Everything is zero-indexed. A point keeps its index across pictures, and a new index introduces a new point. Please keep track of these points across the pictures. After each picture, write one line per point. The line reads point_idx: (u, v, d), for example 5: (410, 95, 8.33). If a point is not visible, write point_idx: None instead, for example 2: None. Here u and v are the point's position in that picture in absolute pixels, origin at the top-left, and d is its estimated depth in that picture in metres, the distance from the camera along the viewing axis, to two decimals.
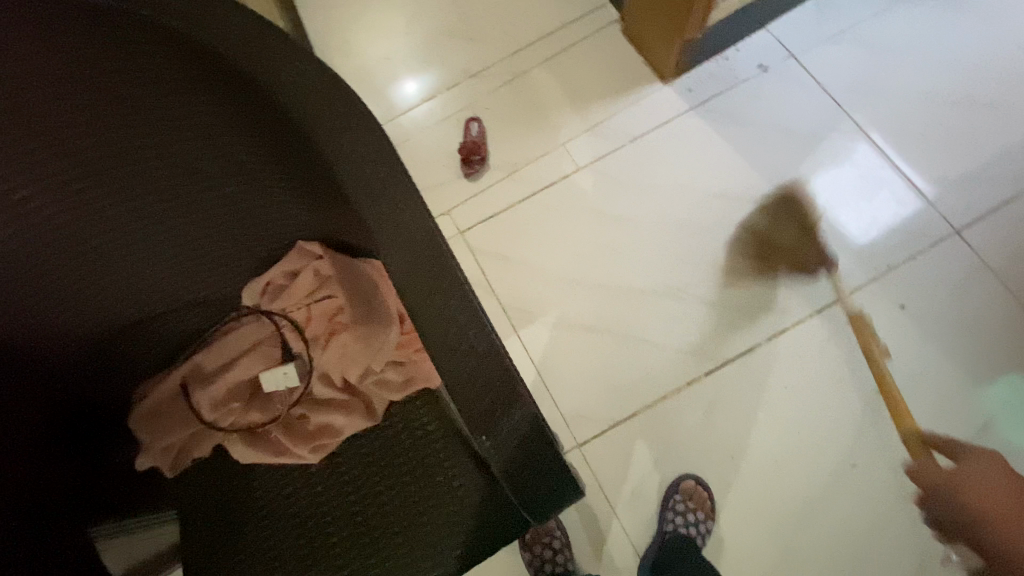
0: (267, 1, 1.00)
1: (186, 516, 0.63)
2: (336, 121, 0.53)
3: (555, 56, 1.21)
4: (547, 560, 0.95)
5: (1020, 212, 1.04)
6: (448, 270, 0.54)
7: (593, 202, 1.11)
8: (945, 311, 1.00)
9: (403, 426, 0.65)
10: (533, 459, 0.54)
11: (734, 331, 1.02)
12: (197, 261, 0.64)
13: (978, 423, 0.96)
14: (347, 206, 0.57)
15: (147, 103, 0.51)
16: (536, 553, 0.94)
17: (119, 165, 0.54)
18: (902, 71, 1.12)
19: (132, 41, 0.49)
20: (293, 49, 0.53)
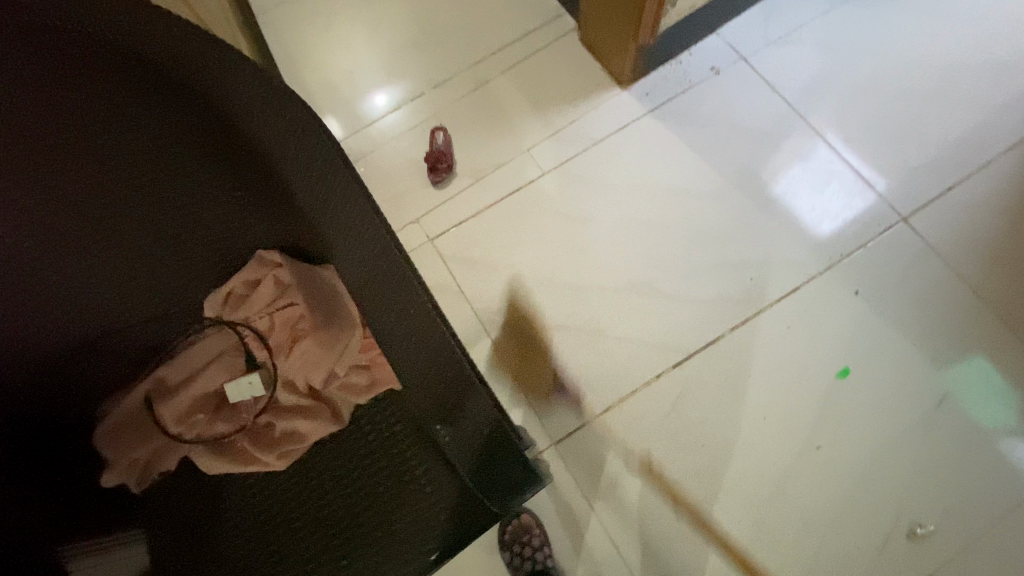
0: (230, 29, 1.15)
1: (155, 533, 0.63)
2: (289, 137, 0.58)
3: (513, 66, 1.42)
4: (527, 557, 1.04)
5: (961, 197, 1.22)
6: (401, 272, 0.58)
7: (556, 204, 1.29)
8: (895, 291, 1.16)
9: (366, 426, 0.65)
10: (491, 448, 0.58)
11: (690, 315, 1.17)
12: (161, 273, 0.66)
13: (937, 396, 1.10)
14: (303, 215, 0.61)
15: (107, 128, 0.55)
16: (515, 552, 1.04)
17: (86, 186, 0.57)
18: (829, 70, 1.34)
19: (86, 69, 0.52)
20: (241, 69, 0.56)
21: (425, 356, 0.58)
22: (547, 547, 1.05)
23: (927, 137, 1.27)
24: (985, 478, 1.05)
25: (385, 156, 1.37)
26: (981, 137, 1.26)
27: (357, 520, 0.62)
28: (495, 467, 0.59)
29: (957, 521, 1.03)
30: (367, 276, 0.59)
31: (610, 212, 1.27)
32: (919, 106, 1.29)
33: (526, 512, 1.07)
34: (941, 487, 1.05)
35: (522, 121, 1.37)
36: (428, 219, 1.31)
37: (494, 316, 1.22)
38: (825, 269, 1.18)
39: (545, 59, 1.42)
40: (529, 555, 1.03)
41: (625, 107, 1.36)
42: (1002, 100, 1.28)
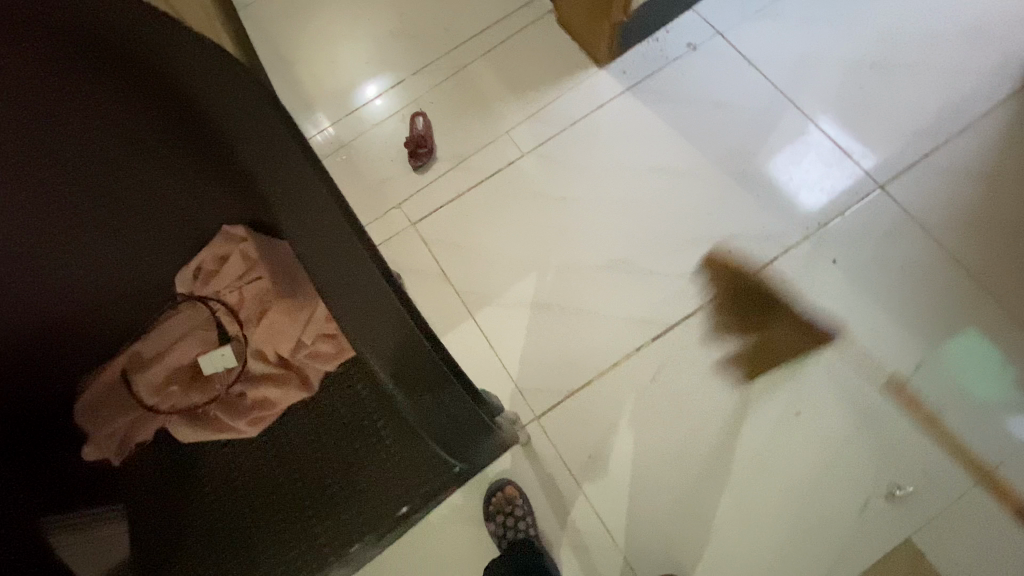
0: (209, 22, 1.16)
1: (137, 505, 0.66)
2: (240, 112, 0.52)
3: (491, 50, 1.43)
4: (512, 527, 1.05)
5: (938, 163, 1.23)
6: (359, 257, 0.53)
7: (536, 184, 1.30)
8: (872, 259, 1.17)
9: (337, 394, 0.67)
10: (459, 416, 0.56)
11: (670, 288, 1.18)
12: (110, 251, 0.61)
13: (916, 361, 1.11)
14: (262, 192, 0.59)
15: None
16: (500, 522, 1.05)
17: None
18: (805, 42, 1.34)
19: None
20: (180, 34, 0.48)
21: (388, 345, 0.54)
22: (530, 517, 1.06)
23: (905, 105, 1.27)
24: (965, 440, 1.06)
25: (367, 143, 1.39)
26: (958, 103, 1.26)
27: (327, 484, 0.63)
28: (465, 433, 0.57)
29: (936, 482, 1.04)
30: (322, 254, 0.55)
31: (589, 191, 1.28)
32: (896, 75, 1.30)
33: (509, 484, 1.09)
34: (919, 449, 1.06)
35: (501, 104, 1.38)
36: (410, 204, 1.32)
37: (476, 297, 1.23)
38: (803, 240, 1.19)
39: (523, 42, 1.42)
40: (513, 525, 1.04)
41: (603, 87, 1.36)
42: (979, 66, 1.28)
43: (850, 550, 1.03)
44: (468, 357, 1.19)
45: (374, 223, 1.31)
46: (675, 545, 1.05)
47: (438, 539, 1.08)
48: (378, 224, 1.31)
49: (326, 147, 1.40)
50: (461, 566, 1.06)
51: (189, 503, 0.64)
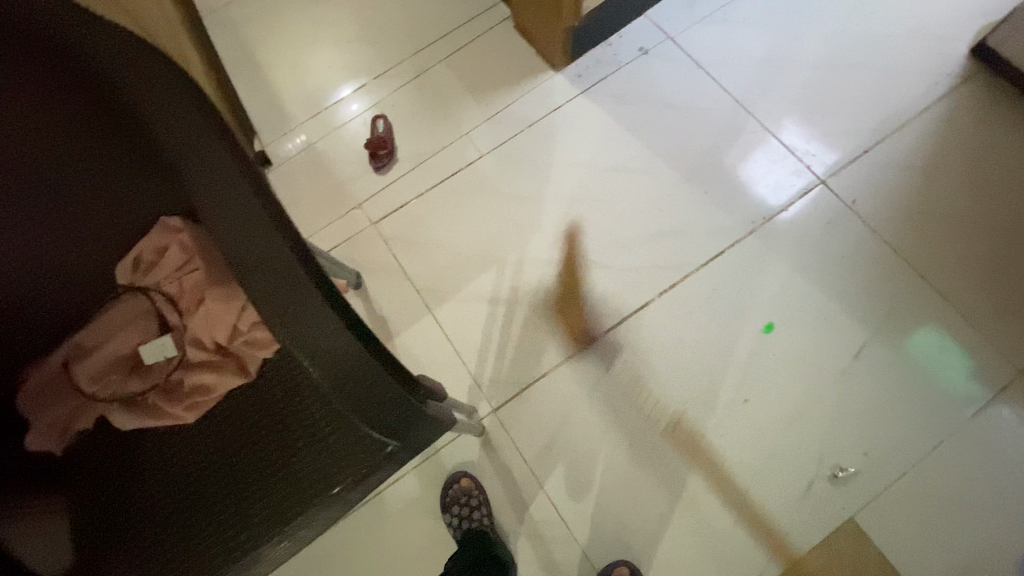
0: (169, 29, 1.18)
1: (74, 499, 0.64)
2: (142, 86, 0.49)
3: (451, 54, 1.47)
4: (466, 518, 1.07)
5: (877, 158, 1.28)
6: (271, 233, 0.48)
7: (494, 183, 1.34)
8: (815, 250, 1.22)
9: (276, 378, 0.69)
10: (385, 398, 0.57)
11: (624, 282, 1.22)
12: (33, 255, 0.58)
13: (856, 347, 1.15)
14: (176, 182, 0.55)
15: None
16: (455, 512, 1.07)
17: None
18: (752, 45, 1.40)
19: None
20: None
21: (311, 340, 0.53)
22: (485, 508, 1.08)
23: (845, 103, 1.33)
24: (905, 421, 1.10)
25: (329, 145, 1.41)
26: (895, 102, 1.32)
27: (262, 465, 0.64)
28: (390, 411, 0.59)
29: (877, 463, 1.08)
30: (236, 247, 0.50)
31: (545, 189, 1.32)
32: (837, 75, 1.36)
33: (464, 476, 1.11)
34: (860, 431, 1.10)
35: (461, 106, 1.41)
36: (371, 203, 1.34)
37: (435, 292, 1.25)
38: (750, 233, 1.24)
39: (482, 46, 1.46)
40: (467, 515, 1.06)
41: (559, 89, 1.41)
42: (914, 67, 1.35)
43: (795, 530, 1.06)
44: (427, 351, 1.21)
45: (336, 222, 1.33)
46: (628, 530, 1.08)
47: (396, 531, 1.09)
48: (340, 223, 1.33)
49: (290, 149, 1.42)
50: (419, 556, 1.08)
51: (129, 489, 0.64)
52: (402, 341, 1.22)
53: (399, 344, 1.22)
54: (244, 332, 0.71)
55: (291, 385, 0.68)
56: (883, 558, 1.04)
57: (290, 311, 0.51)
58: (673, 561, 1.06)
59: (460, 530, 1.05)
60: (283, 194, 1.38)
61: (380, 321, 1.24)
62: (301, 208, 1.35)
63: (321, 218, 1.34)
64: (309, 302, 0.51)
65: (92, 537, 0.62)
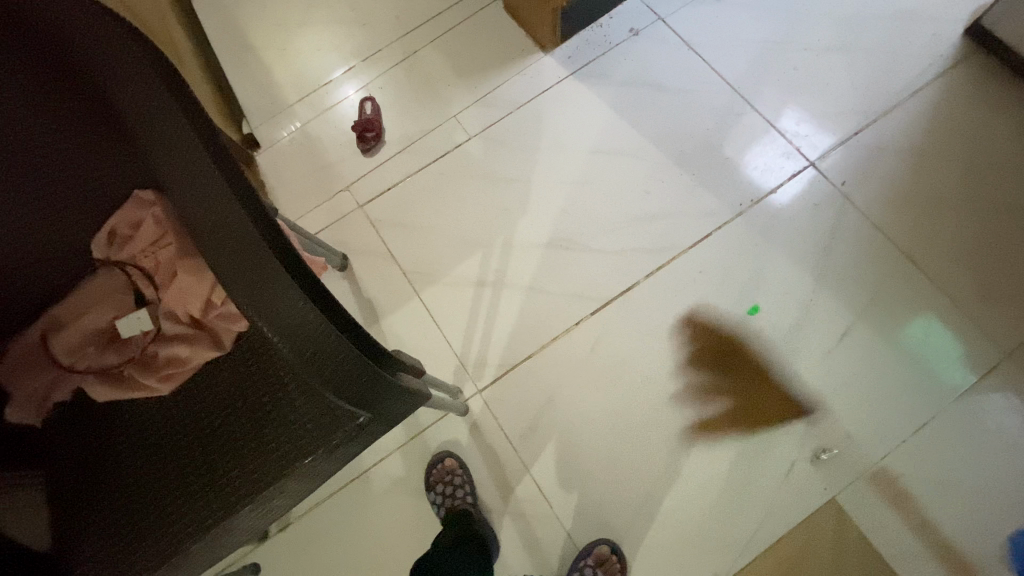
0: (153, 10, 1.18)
1: (53, 467, 0.65)
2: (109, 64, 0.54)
3: (441, 36, 1.46)
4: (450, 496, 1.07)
5: (867, 141, 1.27)
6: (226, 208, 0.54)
7: (482, 166, 1.33)
8: (803, 233, 1.21)
9: (250, 350, 0.69)
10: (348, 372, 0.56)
11: (610, 264, 1.22)
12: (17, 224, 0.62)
13: (842, 330, 1.15)
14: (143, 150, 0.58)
15: None
16: (439, 491, 1.08)
17: None
18: (744, 27, 1.38)
19: None
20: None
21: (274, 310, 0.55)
22: (469, 485, 1.08)
23: (837, 85, 1.32)
24: (889, 404, 1.10)
25: (318, 128, 1.41)
26: (887, 84, 1.31)
27: (235, 434, 0.65)
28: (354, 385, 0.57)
29: (860, 445, 1.08)
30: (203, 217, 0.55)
31: (533, 172, 1.31)
32: (829, 56, 1.34)
33: (449, 456, 1.12)
34: (844, 414, 1.10)
35: (450, 88, 1.41)
36: (359, 186, 1.34)
37: (422, 275, 1.25)
38: (737, 215, 1.23)
39: (472, 28, 1.45)
40: (451, 493, 1.07)
41: (548, 72, 1.39)
42: (907, 48, 1.33)
43: (776, 510, 1.07)
44: (413, 333, 1.21)
45: (324, 205, 1.33)
46: (611, 510, 1.08)
47: (381, 510, 1.10)
48: (328, 206, 1.33)
49: (278, 131, 1.42)
50: (403, 534, 1.09)
51: (105, 458, 0.66)
52: (388, 323, 1.22)
53: (386, 326, 1.22)
54: (217, 305, 0.70)
55: (264, 357, 0.69)
56: (863, 539, 1.04)
57: (253, 281, 0.54)
58: (655, 541, 1.06)
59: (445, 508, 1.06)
60: (272, 177, 1.38)
61: (367, 303, 1.24)
62: (290, 191, 1.35)
63: (309, 201, 1.34)
64: (268, 272, 0.54)
65: (69, 502, 0.63)
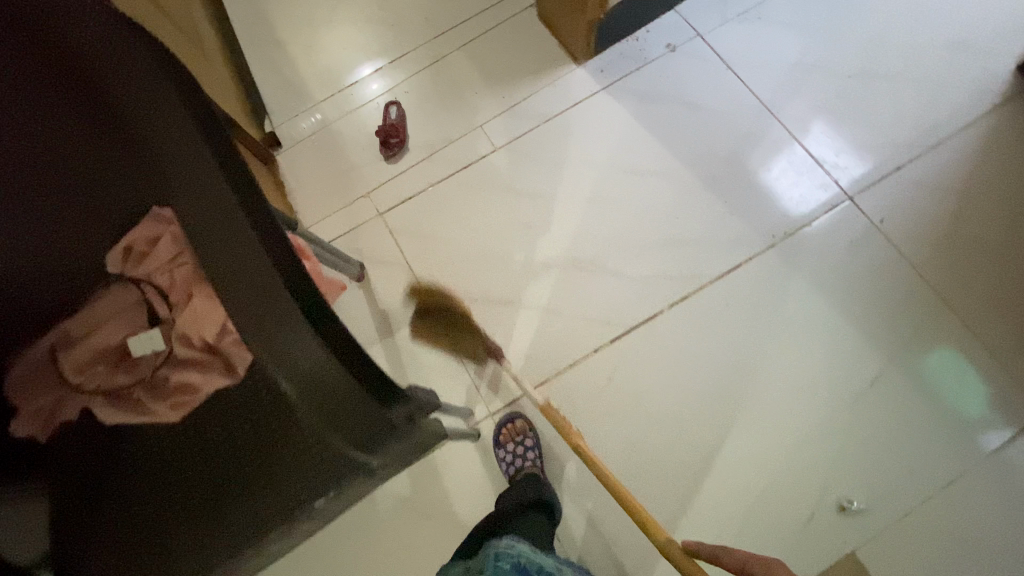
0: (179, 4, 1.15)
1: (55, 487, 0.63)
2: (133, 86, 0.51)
3: (470, 42, 1.42)
4: (518, 458, 1.07)
5: (909, 177, 1.22)
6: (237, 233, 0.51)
7: (506, 179, 1.29)
8: (836, 271, 1.17)
9: (261, 380, 0.66)
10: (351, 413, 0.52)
11: (634, 291, 1.18)
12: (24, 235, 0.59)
13: (871, 376, 1.11)
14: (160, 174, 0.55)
15: None
16: (508, 450, 1.07)
17: None
18: (787, 50, 1.33)
19: None
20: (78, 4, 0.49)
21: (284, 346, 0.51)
22: (538, 452, 1.08)
23: (881, 116, 1.26)
24: (916, 457, 1.06)
25: (340, 129, 1.38)
26: (933, 116, 1.25)
27: (240, 466, 0.63)
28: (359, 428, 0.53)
29: (883, 498, 1.04)
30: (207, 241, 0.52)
31: (559, 188, 1.27)
32: (875, 85, 1.29)
33: (519, 418, 1.11)
34: (868, 464, 1.06)
35: (477, 96, 1.37)
36: (379, 193, 1.31)
37: (438, 289, 1.22)
38: (769, 247, 1.18)
39: (503, 34, 1.41)
40: (520, 455, 1.06)
41: (579, 84, 1.35)
42: (958, 80, 1.27)
43: (791, 560, 1.03)
44: (426, 349, 1.18)
45: (342, 210, 1.30)
46: (620, 547, 1.05)
47: (385, 532, 1.08)
48: (346, 212, 1.30)
49: (300, 131, 1.39)
50: (406, 558, 1.06)
51: (111, 481, 0.63)
52: (402, 337, 1.19)
53: (399, 340, 1.19)
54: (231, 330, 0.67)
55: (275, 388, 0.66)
56: None
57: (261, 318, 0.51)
58: None
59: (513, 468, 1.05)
60: (291, 179, 1.35)
61: (380, 315, 1.21)
62: (309, 194, 1.33)
63: (328, 206, 1.31)
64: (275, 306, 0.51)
65: (69, 526, 0.61)
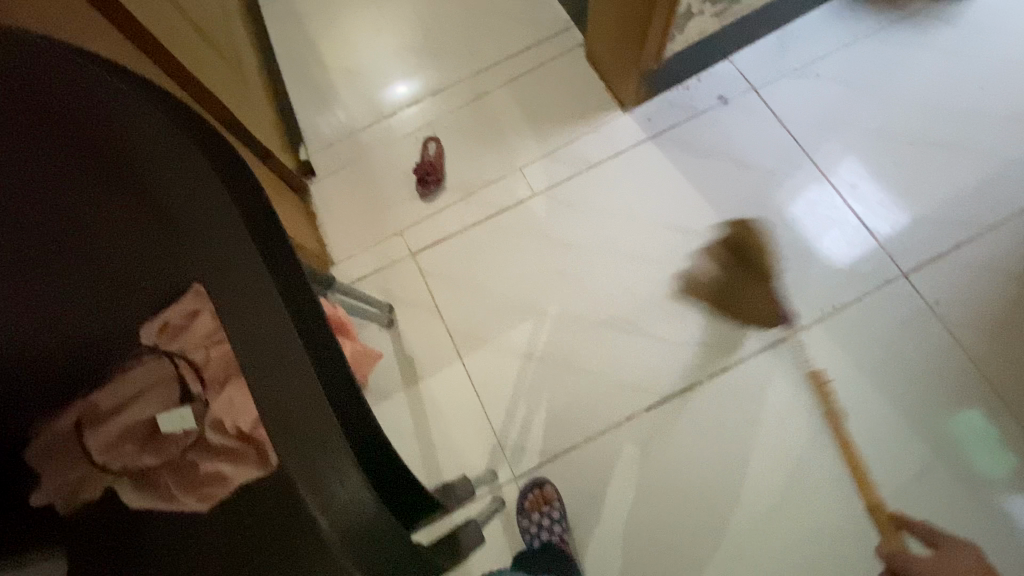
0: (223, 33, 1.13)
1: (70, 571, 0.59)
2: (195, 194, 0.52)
3: (515, 79, 1.38)
4: (543, 528, 1.02)
5: (967, 256, 1.16)
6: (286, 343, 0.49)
7: (543, 227, 1.25)
8: (884, 351, 1.12)
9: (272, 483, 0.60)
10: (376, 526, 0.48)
11: (671, 357, 1.13)
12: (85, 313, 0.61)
13: (915, 468, 1.05)
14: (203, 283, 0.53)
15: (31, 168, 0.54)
16: (532, 520, 1.03)
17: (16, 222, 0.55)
18: (842, 112, 1.29)
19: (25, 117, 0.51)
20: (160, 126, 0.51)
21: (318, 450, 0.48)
22: (563, 523, 1.03)
23: (940, 189, 1.21)
24: None
25: (375, 161, 1.34)
26: (997, 193, 1.19)
27: None
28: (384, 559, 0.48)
29: None
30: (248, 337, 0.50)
31: (598, 240, 1.23)
32: (935, 155, 1.23)
33: (546, 483, 1.07)
34: None
35: (518, 136, 1.33)
36: (412, 231, 1.28)
37: (467, 338, 1.18)
38: (815, 321, 1.14)
39: (548, 74, 1.37)
40: (546, 526, 1.02)
41: (624, 132, 1.31)
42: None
43: None
44: (451, 401, 1.13)
45: (373, 247, 1.27)
46: None
47: None
48: (377, 249, 1.27)
49: (334, 159, 1.35)
50: None
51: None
52: (426, 386, 1.15)
53: (423, 389, 1.15)
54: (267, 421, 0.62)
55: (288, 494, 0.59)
56: None
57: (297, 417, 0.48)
58: None
59: (536, 539, 1.01)
60: (322, 209, 1.32)
61: (405, 361, 1.17)
62: (340, 228, 1.29)
63: (359, 241, 1.28)
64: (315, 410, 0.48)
65: None
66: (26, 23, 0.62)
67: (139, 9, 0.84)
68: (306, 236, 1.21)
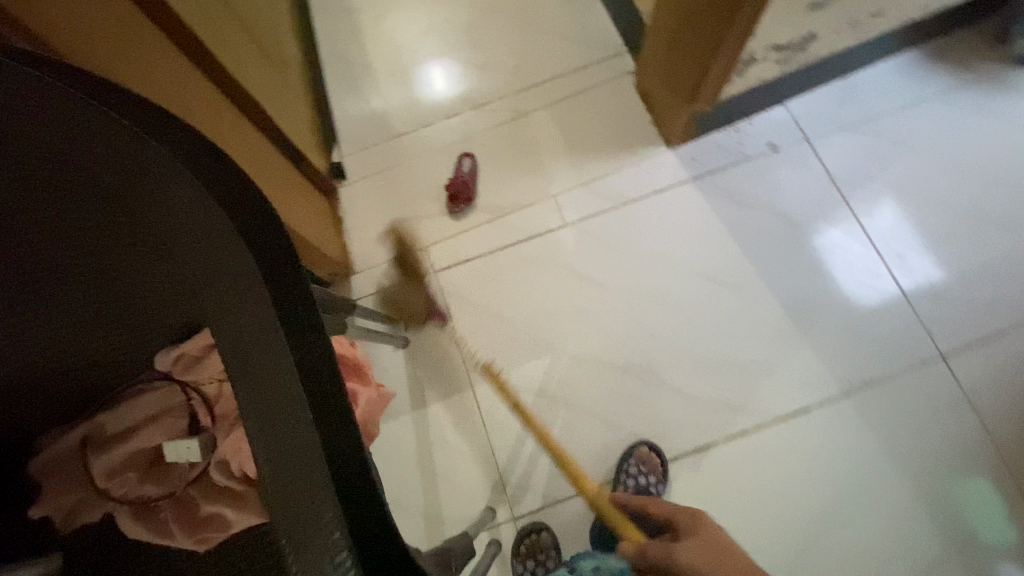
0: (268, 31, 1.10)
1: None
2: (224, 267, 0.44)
3: (559, 101, 1.33)
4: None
5: (1013, 344, 1.10)
6: (285, 394, 0.42)
7: (570, 261, 1.22)
8: (910, 435, 1.07)
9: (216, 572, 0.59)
10: None
11: (687, 414, 1.10)
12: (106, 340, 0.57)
13: (931, 564, 1.01)
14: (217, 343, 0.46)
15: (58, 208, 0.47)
16: (527, 566, 1.02)
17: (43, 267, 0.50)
18: (897, 174, 1.23)
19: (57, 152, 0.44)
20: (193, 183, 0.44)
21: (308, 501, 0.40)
22: None
23: (993, 269, 1.15)
24: None
25: (408, 171, 1.31)
26: None
27: None
28: None
29: None
30: (247, 371, 0.42)
31: (626, 282, 1.19)
32: (992, 232, 1.17)
33: (544, 530, 1.04)
34: None
35: (556, 162, 1.29)
36: (437, 248, 1.25)
37: (480, 367, 1.15)
38: (843, 394, 1.09)
39: (593, 99, 1.33)
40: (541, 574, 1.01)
41: (666, 170, 1.26)
42: None
43: None
44: (458, 430, 1.11)
45: (396, 260, 1.24)
46: None
47: None
48: (400, 263, 1.24)
49: (366, 164, 1.33)
50: None
51: None
52: (434, 412, 1.12)
53: (430, 415, 1.12)
54: None
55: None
56: None
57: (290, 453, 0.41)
58: None
59: None
60: (349, 215, 1.29)
61: (416, 383, 1.15)
62: (365, 236, 1.27)
63: (382, 252, 1.25)
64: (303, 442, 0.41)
65: None
66: (81, 32, 0.60)
67: (184, 8, 0.82)
68: (331, 243, 1.19)
